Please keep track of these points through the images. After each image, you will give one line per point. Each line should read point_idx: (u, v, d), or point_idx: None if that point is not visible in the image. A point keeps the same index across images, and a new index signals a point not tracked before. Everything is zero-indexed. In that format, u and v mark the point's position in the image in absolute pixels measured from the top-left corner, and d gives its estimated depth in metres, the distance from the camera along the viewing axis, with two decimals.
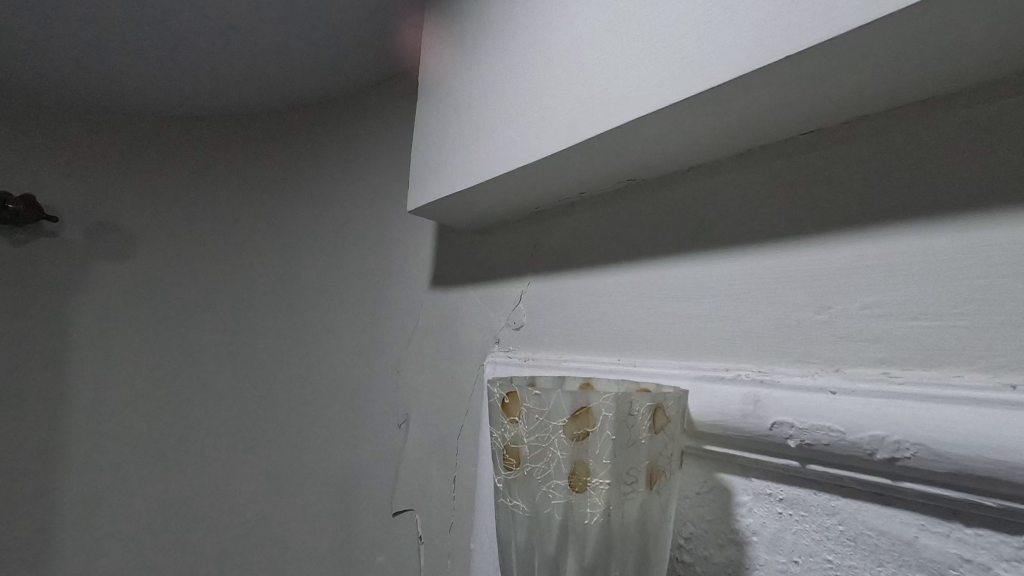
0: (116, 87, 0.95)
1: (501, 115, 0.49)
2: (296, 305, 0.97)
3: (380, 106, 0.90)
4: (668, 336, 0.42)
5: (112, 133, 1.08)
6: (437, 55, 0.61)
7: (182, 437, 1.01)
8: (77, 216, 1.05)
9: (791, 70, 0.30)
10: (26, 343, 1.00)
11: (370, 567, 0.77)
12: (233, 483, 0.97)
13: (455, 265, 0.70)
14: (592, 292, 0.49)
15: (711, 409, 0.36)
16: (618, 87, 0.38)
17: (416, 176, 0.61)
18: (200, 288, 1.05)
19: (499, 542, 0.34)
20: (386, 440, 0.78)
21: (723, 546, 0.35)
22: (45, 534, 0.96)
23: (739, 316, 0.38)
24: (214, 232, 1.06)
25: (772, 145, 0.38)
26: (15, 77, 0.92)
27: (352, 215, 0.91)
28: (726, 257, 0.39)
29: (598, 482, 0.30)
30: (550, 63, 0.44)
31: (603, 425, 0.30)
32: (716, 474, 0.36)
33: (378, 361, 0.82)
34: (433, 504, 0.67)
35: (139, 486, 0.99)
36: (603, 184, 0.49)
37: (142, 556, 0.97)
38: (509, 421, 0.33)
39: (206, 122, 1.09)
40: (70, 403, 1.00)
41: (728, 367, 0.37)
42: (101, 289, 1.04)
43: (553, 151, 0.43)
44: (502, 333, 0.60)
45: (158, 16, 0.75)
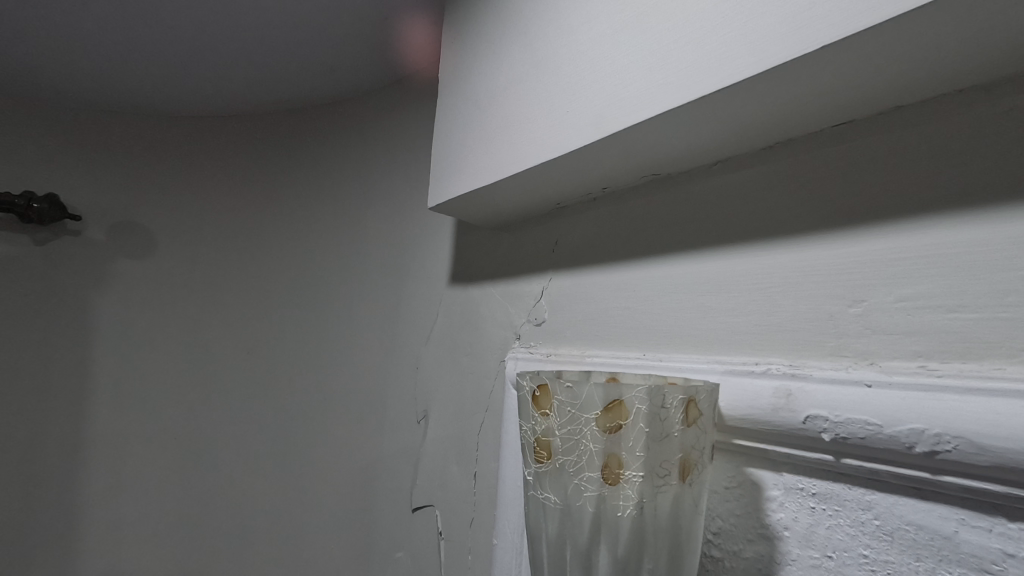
0: (138, 86, 0.97)
1: (524, 110, 0.49)
2: (314, 303, 0.98)
3: (398, 104, 0.90)
4: (696, 330, 0.42)
5: (133, 133, 1.10)
6: (458, 52, 0.61)
7: (202, 432, 1.02)
8: (100, 215, 1.06)
9: (824, 62, 0.30)
10: (52, 340, 1.02)
11: (389, 562, 0.77)
12: (253, 478, 0.98)
13: (474, 261, 0.70)
14: (616, 288, 0.49)
15: (741, 403, 0.36)
16: (645, 81, 0.38)
17: (436, 172, 0.62)
18: (220, 286, 1.06)
19: (530, 534, 0.34)
20: (405, 436, 0.78)
21: (754, 541, 0.35)
22: (71, 526, 0.98)
23: (769, 310, 0.37)
24: (233, 230, 1.07)
25: (803, 137, 0.38)
26: (40, 77, 0.94)
27: (370, 212, 0.91)
28: (755, 251, 0.39)
29: (631, 475, 0.30)
30: (575, 58, 0.44)
31: (636, 418, 0.30)
32: (746, 469, 0.36)
33: (396, 358, 0.83)
34: (453, 500, 0.67)
35: (161, 480, 1.01)
36: (627, 179, 0.48)
37: (164, 549, 0.99)
38: (540, 413, 0.34)
39: (224, 122, 1.10)
40: (94, 399, 1.02)
41: (758, 361, 0.37)
42: (123, 287, 1.05)
43: (578, 146, 0.43)
44: (523, 329, 0.60)
45: (180, 15, 0.76)
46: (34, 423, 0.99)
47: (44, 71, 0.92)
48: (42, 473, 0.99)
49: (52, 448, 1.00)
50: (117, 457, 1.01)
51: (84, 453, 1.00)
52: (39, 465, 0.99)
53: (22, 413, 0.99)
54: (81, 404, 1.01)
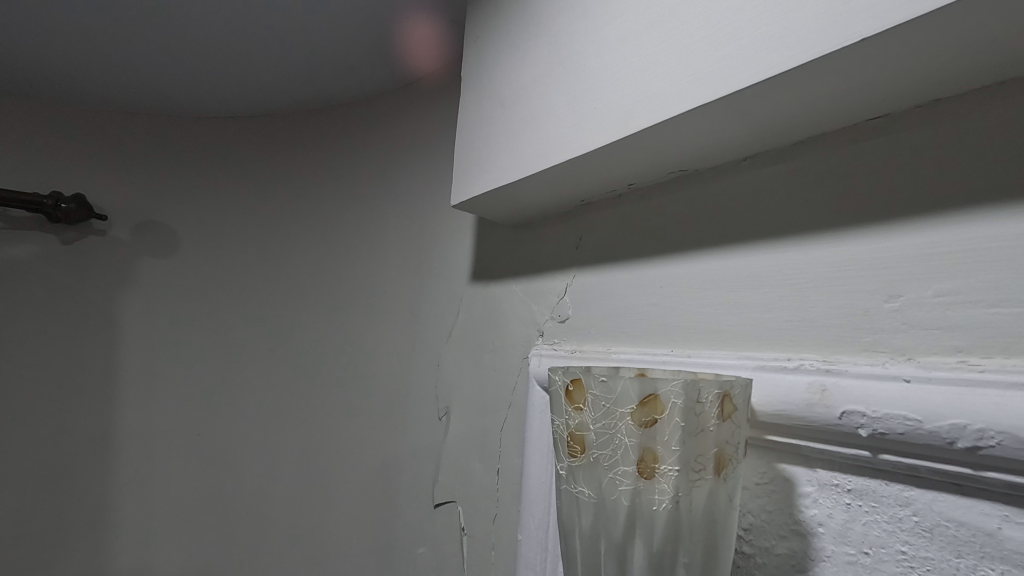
0: (161, 87, 0.98)
1: (549, 107, 0.49)
2: (335, 301, 0.99)
3: (417, 102, 0.91)
4: (725, 326, 0.41)
5: (156, 133, 1.12)
6: (481, 50, 0.62)
7: (225, 429, 1.04)
8: (125, 215, 1.08)
9: (864, 55, 0.29)
10: (79, 338, 1.04)
11: (412, 558, 0.78)
12: (275, 474, 0.99)
13: (496, 258, 0.70)
14: (642, 284, 0.49)
15: (774, 399, 0.35)
16: (675, 76, 0.38)
17: (459, 170, 0.62)
18: (241, 285, 1.07)
19: (563, 528, 0.35)
20: (427, 432, 0.79)
21: (786, 537, 0.35)
22: (99, 519, 1.00)
23: (801, 306, 0.37)
24: (255, 229, 1.08)
25: (836, 131, 0.37)
26: (68, 79, 0.96)
27: (389, 211, 0.92)
28: (787, 246, 0.39)
29: (666, 469, 0.30)
30: (603, 55, 0.44)
31: (672, 412, 0.30)
32: (777, 465, 0.36)
33: (417, 356, 0.83)
34: (475, 496, 0.68)
35: (185, 475, 1.03)
36: (653, 175, 0.48)
37: (189, 542, 1.01)
38: (573, 408, 0.34)
39: (244, 121, 1.11)
40: (120, 396, 1.04)
41: (790, 357, 0.37)
42: (147, 285, 1.07)
43: (606, 142, 0.43)
44: (547, 326, 0.60)
45: (204, 16, 0.77)
46: (63, 419, 1.02)
47: (71, 74, 0.94)
48: (71, 468, 1.01)
49: (81, 443, 1.02)
50: (143, 453, 1.03)
51: (111, 449, 1.02)
52: (68, 460, 1.01)
53: (52, 409, 1.02)
54: (108, 400, 1.04)
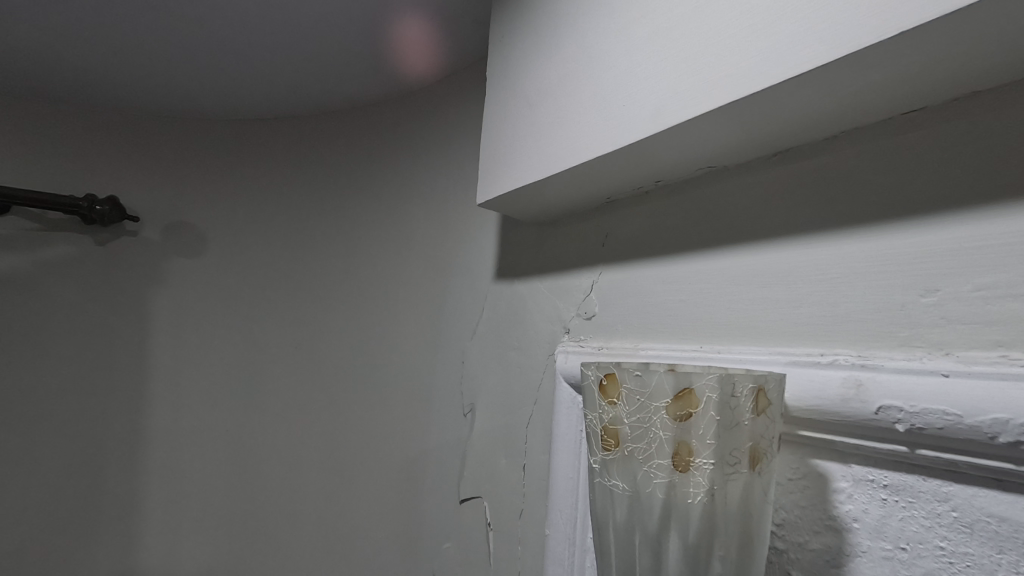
0: (190, 91, 1.00)
1: (577, 105, 0.50)
2: (360, 300, 1.00)
3: (439, 103, 0.91)
4: (756, 321, 0.41)
5: (184, 136, 1.14)
6: (507, 50, 0.62)
7: (253, 425, 1.06)
8: (156, 217, 1.11)
9: (904, 48, 0.29)
10: (113, 335, 1.07)
11: (437, 552, 0.79)
12: (302, 469, 1.02)
13: (521, 256, 0.71)
14: (670, 281, 0.49)
15: (808, 394, 0.35)
16: (706, 73, 0.38)
17: (485, 169, 0.63)
18: (268, 284, 1.10)
19: (596, 521, 0.35)
20: (452, 428, 0.80)
21: (820, 533, 0.35)
22: (133, 511, 1.03)
23: (834, 301, 0.37)
24: (281, 229, 1.10)
25: (869, 126, 0.37)
26: (101, 85, 0.99)
27: (413, 211, 0.93)
28: (820, 241, 0.39)
29: (702, 463, 0.30)
30: (631, 53, 0.44)
31: (707, 406, 0.30)
32: (810, 460, 0.36)
33: (441, 353, 0.84)
34: (501, 492, 0.68)
35: (215, 470, 1.06)
36: (681, 172, 0.48)
37: (220, 535, 1.03)
38: (607, 402, 0.35)
39: (271, 123, 1.13)
40: (152, 392, 1.07)
41: (823, 353, 0.37)
42: (177, 284, 1.10)
43: (636, 139, 0.43)
44: (573, 323, 0.60)
45: (232, 22, 0.79)
46: (98, 414, 1.05)
47: (104, 79, 0.96)
48: (106, 462, 1.04)
49: (116, 438, 1.05)
50: (175, 448, 1.06)
51: (145, 443, 1.06)
52: (104, 455, 1.04)
53: (88, 405, 1.05)
54: (141, 396, 1.07)
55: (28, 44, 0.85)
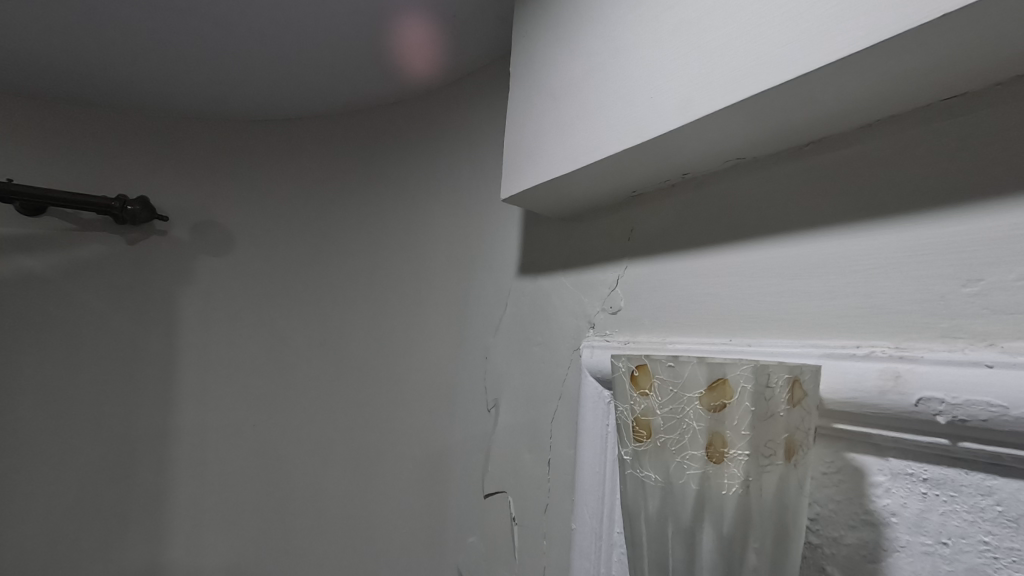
0: (216, 92, 1.02)
1: (602, 98, 0.49)
2: (383, 297, 1.01)
3: (461, 101, 0.92)
4: (788, 313, 0.41)
5: (211, 137, 1.16)
6: (531, 45, 0.62)
7: (280, 420, 1.08)
8: (185, 216, 1.13)
9: (948, 29, 0.28)
10: (143, 332, 1.10)
11: (462, 547, 0.80)
12: (328, 464, 1.03)
13: (545, 251, 0.71)
14: (697, 274, 0.49)
15: (843, 386, 0.35)
16: (736, 63, 0.37)
17: (510, 165, 0.63)
18: (294, 282, 1.12)
19: (629, 511, 0.36)
20: (476, 423, 0.80)
21: (857, 528, 0.34)
22: (165, 503, 1.06)
23: (870, 292, 0.36)
24: (306, 228, 1.12)
25: (906, 113, 0.36)
26: (132, 88, 1.01)
27: (436, 209, 0.93)
28: (855, 232, 0.38)
29: (736, 454, 0.30)
30: (659, 45, 0.44)
31: (741, 397, 0.30)
32: (845, 454, 0.35)
33: (465, 348, 0.85)
34: (526, 486, 0.69)
35: (243, 464, 1.08)
36: (710, 163, 0.48)
37: (248, 527, 1.06)
38: (639, 393, 0.35)
39: (295, 123, 1.15)
40: (182, 387, 1.09)
41: (859, 344, 0.36)
42: (205, 282, 1.12)
43: (664, 130, 0.42)
44: (598, 318, 0.60)
45: (258, 23, 0.80)
46: (130, 409, 1.08)
47: (134, 81, 0.98)
48: (139, 456, 1.07)
49: (147, 433, 1.08)
50: (205, 442, 1.09)
51: (175, 437, 1.08)
52: (136, 449, 1.07)
53: (121, 399, 1.08)
54: (172, 392, 1.09)
55: (61, 48, 0.87)
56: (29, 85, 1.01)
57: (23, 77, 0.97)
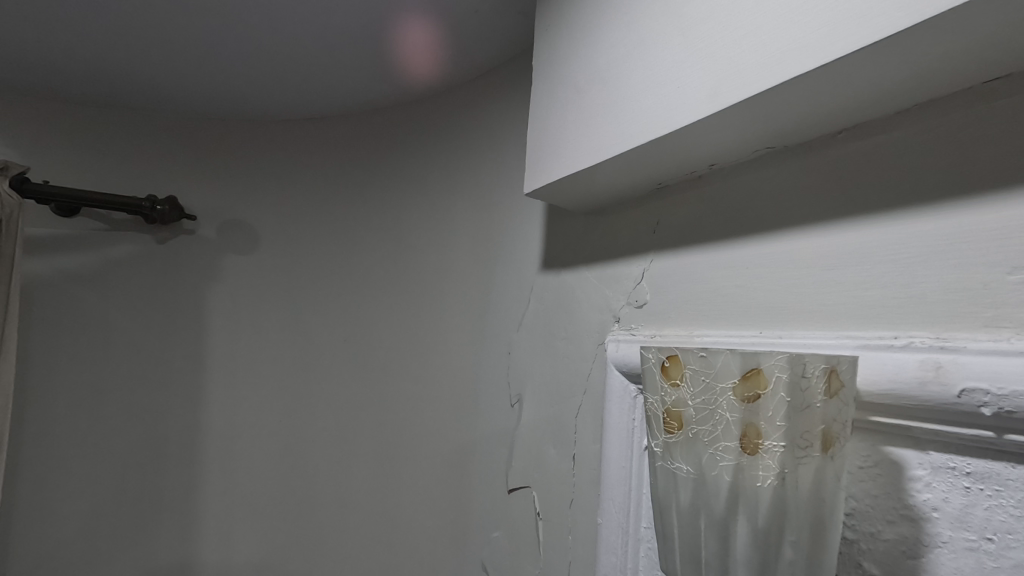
0: (241, 93, 1.04)
1: (627, 89, 0.49)
2: (406, 294, 1.02)
3: (483, 97, 0.92)
4: (820, 305, 0.40)
5: (236, 137, 1.18)
6: (555, 39, 0.62)
7: (306, 416, 1.10)
8: (212, 216, 1.16)
9: (996, 6, 0.27)
10: (172, 330, 1.12)
11: (486, 541, 0.80)
12: (352, 458, 1.05)
13: (568, 246, 0.71)
14: (726, 266, 0.48)
15: (881, 377, 0.34)
16: (767, 48, 0.36)
17: (533, 159, 0.63)
18: (318, 279, 1.13)
19: (659, 503, 0.36)
20: (499, 418, 0.80)
21: (895, 523, 0.34)
22: (195, 495, 1.09)
23: (906, 282, 0.36)
24: (330, 225, 1.13)
25: (945, 97, 0.35)
26: (160, 90, 1.03)
27: (458, 205, 0.94)
28: (892, 220, 0.37)
29: (771, 445, 0.30)
30: (686, 34, 0.43)
31: (776, 387, 0.30)
32: (883, 447, 0.35)
33: (487, 344, 0.85)
34: (551, 482, 0.68)
35: (270, 458, 1.10)
36: (738, 153, 0.47)
37: (276, 520, 1.08)
38: (669, 383, 0.35)
39: (317, 123, 1.16)
40: (210, 383, 1.12)
41: (897, 335, 0.35)
42: (232, 280, 1.14)
43: (692, 120, 0.42)
44: (622, 311, 0.60)
45: (283, 24, 0.81)
46: (161, 404, 1.10)
47: (163, 83, 1.00)
48: (170, 451, 1.09)
49: (177, 428, 1.10)
50: (233, 438, 1.11)
51: (204, 432, 1.11)
52: (166, 443, 1.10)
53: (151, 395, 1.10)
54: (201, 388, 1.11)
55: (94, 53, 0.90)
56: (62, 89, 1.04)
57: (58, 81, 1.00)
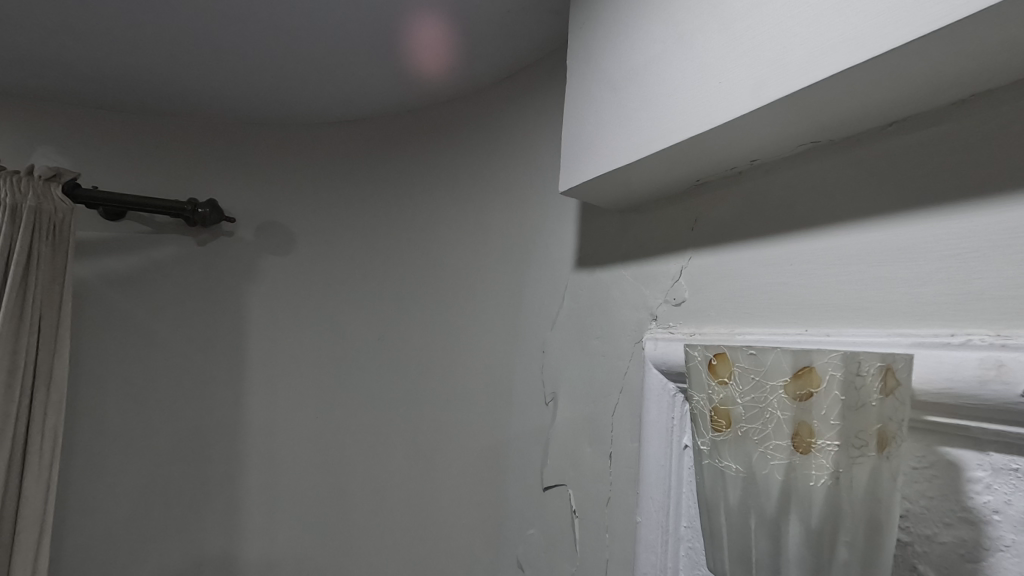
0: (279, 98, 1.06)
1: (666, 86, 0.49)
2: (439, 294, 1.03)
3: (515, 97, 0.92)
4: (869, 302, 0.39)
5: (272, 141, 1.21)
6: (590, 36, 0.62)
7: (342, 412, 1.12)
8: (250, 218, 1.19)
9: None
10: (212, 329, 1.16)
11: (522, 538, 0.81)
12: (387, 455, 1.06)
13: (603, 243, 0.71)
14: (769, 264, 0.48)
15: (937, 375, 0.33)
16: (815, 40, 0.36)
17: (569, 158, 0.63)
18: (353, 279, 1.15)
19: (707, 501, 0.36)
20: (534, 416, 0.81)
21: (953, 525, 0.33)
22: (236, 489, 1.12)
23: (962, 279, 0.35)
24: (363, 225, 1.15)
25: (1003, 87, 0.34)
26: (202, 96, 1.06)
27: (490, 205, 0.94)
28: (946, 215, 0.36)
29: (825, 444, 0.30)
30: (728, 28, 0.43)
31: (830, 385, 0.30)
32: (939, 448, 0.34)
33: (521, 342, 0.85)
34: (587, 480, 0.69)
35: (308, 454, 1.13)
36: (782, 148, 0.46)
37: (314, 514, 1.11)
38: (717, 381, 0.36)
39: (351, 125, 1.18)
40: (250, 380, 1.15)
41: (953, 333, 0.34)
42: (269, 280, 1.17)
43: (736, 115, 0.41)
44: (660, 309, 0.59)
45: (320, 28, 0.82)
46: (203, 401, 1.14)
47: (204, 90, 1.03)
48: (212, 445, 1.13)
49: (219, 425, 1.14)
50: (272, 434, 1.14)
51: (244, 428, 1.14)
52: (208, 438, 1.13)
53: (193, 392, 1.14)
54: (241, 385, 1.15)
55: (141, 61, 0.93)
56: (109, 97, 1.08)
57: (106, 90, 1.04)
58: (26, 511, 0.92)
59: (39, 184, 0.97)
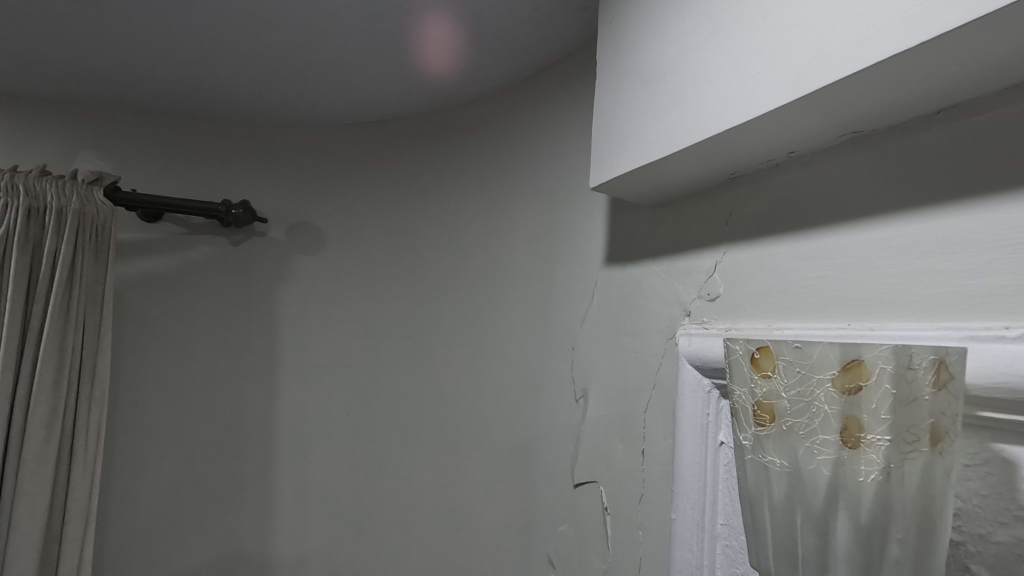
0: (309, 100, 1.08)
1: (700, 77, 0.48)
2: (467, 292, 1.03)
3: (543, 94, 0.92)
4: (916, 296, 0.38)
5: (302, 142, 1.23)
6: (621, 30, 0.61)
7: (373, 409, 1.14)
8: (282, 218, 1.21)
9: None
10: (245, 326, 1.18)
11: (553, 535, 0.81)
12: (417, 450, 1.08)
13: (634, 239, 0.70)
14: (808, 257, 0.47)
15: (992, 369, 0.32)
16: (859, 27, 0.35)
17: (599, 153, 0.62)
18: (382, 278, 1.17)
19: (750, 497, 0.36)
20: (563, 412, 0.81)
21: (1009, 525, 0.32)
22: (271, 484, 1.15)
23: (1018, 269, 0.33)
24: (392, 224, 1.17)
25: None
26: (235, 101, 1.09)
27: (518, 202, 0.95)
28: (1001, 204, 0.35)
29: (875, 439, 0.30)
30: (766, 17, 0.42)
31: (880, 378, 0.30)
32: (993, 445, 0.33)
33: (550, 339, 0.85)
34: (619, 477, 0.68)
35: (339, 450, 1.15)
36: (823, 138, 0.45)
37: (346, 509, 1.13)
38: (760, 376, 0.36)
39: (379, 125, 1.20)
40: (283, 377, 1.17)
41: (1008, 326, 0.33)
42: (301, 279, 1.20)
43: (775, 107, 0.40)
44: (694, 305, 0.58)
45: (350, 30, 0.84)
46: (238, 397, 1.17)
47: (237, 94, 1.06)
48: (247, 440, 1.16)
49: (254, 421, 1.16)
50: (305, 429, 1.16)
51: (278, 424, 1.16)
52: (243, 433, 1.16)
53: (228, 388, 1.17)
54: (274, 382, 1.17)
55: (178, 66, 0.96)
56: (148, 103, 1.11)
57: (145, 96, 1.08)
58: (73, 503, 0.95)
59: (82, 188, 1.00)
